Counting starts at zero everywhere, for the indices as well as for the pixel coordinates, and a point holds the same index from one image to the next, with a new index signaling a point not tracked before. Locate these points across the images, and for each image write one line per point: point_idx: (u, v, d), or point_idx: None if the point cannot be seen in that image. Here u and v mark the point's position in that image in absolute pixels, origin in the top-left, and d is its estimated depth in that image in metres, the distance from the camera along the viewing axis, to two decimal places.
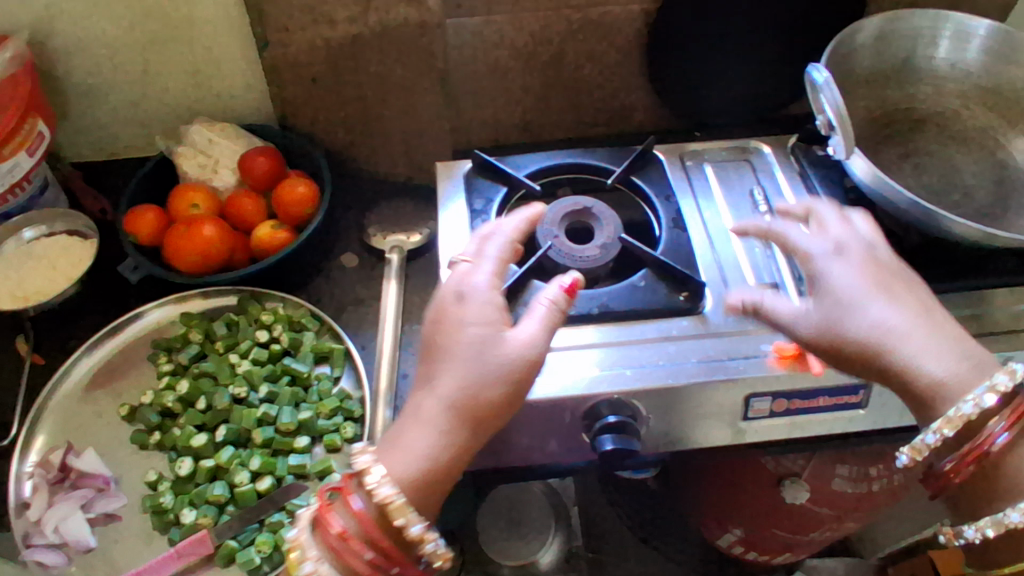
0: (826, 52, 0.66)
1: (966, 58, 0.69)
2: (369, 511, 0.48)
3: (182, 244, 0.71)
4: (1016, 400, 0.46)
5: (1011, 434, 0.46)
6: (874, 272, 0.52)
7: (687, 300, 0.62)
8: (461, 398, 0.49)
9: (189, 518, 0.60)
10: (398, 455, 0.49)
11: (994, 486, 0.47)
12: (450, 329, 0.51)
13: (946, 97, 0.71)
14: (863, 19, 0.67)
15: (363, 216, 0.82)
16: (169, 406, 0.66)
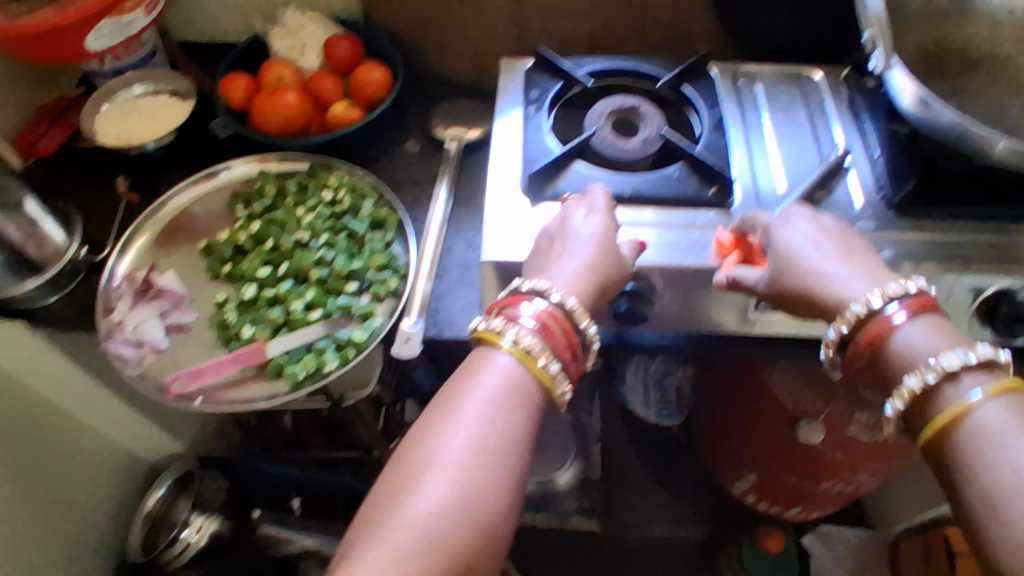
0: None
1: None
2: (561, 312, 0.54)
3: (267, 107, 0.79)
4: (916, 296, 0.52)
5: (908, 314, 0.51)
6: (819, 226, 0.58)
7: (716, 194, 0.65)
8: (602, 269, 0.57)
9: (248, 333, 0.69)
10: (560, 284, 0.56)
11: (893, 365, 0.52)
12: (578, 223, 0.60)
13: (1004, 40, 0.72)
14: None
15: (429, 110, 0.89)
16: (242, 242, 0.75)
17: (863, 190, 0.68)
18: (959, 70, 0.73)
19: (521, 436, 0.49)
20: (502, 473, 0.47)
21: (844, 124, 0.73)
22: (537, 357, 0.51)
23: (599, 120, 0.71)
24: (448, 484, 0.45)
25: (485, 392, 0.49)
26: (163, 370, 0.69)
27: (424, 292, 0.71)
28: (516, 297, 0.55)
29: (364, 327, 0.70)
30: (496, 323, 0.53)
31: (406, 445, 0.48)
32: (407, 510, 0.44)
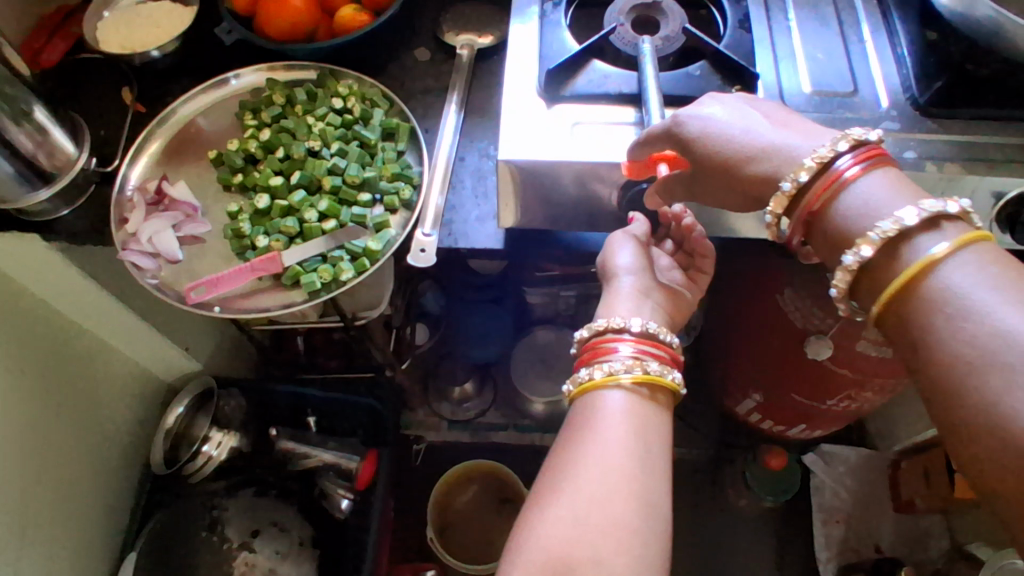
0: None
1: None
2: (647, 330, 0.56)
3: (274, 10, 0.76)
4: (857, 147, 0.50)
5: (856, 168, 0.50)
6: (737, 104, 0.57)
7: (739, 93, 0.64)
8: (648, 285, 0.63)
9: (263, 243, 0.69)
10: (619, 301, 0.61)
11: (848, 227, 0.50)
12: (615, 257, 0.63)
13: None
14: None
15: (439, 14, 0.85)
16: (253, 152, 0.73)
17: (889, 93, 0.65)
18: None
19: (653, 461, 0.48)
20: (634, 495, 0.46)
21: (874, 24, 0.70)
22: (648, 374, 0.52)
23: (621, 16, 0.68)
24: (574, 506, 0.45)
25: (612, 416, 0.50)
26: (181, 281, 0.70)
27: (437, 205, 0.70)
28: (602, 342, 0.55)
29: (379, 238, 0.69)
30: (588, 372, 0.54)
31: (539, 477, 0.49)
32: (537, 533, 0.45)
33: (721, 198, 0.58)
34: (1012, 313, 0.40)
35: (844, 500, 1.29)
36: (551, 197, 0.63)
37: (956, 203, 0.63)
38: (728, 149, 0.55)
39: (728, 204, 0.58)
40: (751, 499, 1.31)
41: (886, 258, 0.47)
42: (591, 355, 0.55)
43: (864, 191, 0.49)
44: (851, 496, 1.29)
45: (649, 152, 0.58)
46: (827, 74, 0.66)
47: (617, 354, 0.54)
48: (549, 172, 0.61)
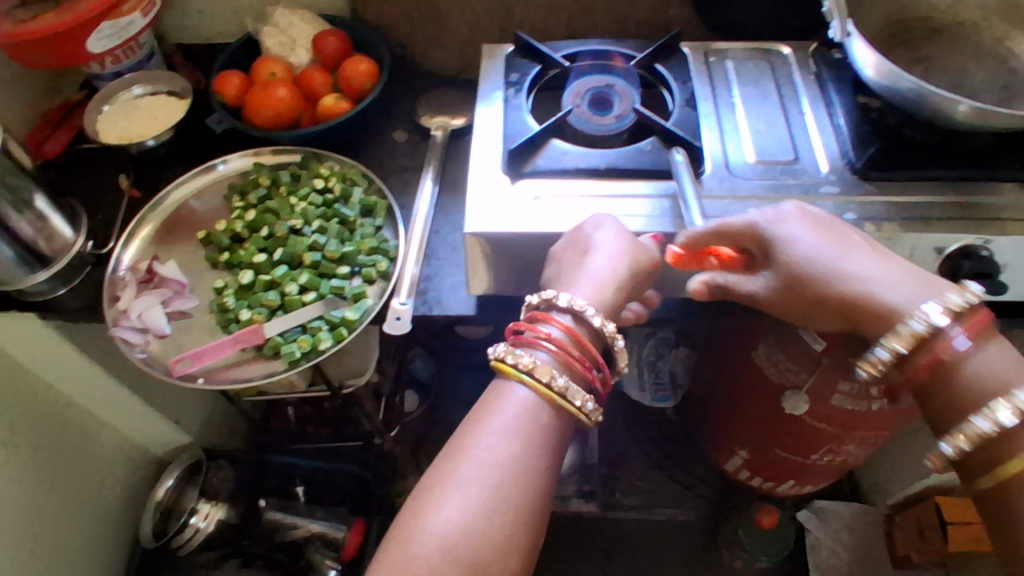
0: None
1: None
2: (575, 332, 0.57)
3: (260, 101, 0.82)
4: (975, 311, 0.52)
5: (971, 337, 0.51)
6: (826, 226, 0.57)
7: (688, 165, 0.69)
8: (635, 275, 0.60)
9: (246, 316, 0.72)
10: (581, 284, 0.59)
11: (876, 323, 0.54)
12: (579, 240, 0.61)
13: (964, 10, 0.75)
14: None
15: (416, 99, 0.92)
16: (238, 232, 0.78)
17: (829, 159, 0.70)
18: (920, 38, 0.76)
19: (529, 473, 0.52)
20: (512, 503, 0.50)
21: (813, 98, 0.75)
22: (556, 383, 0.55)
23: (578, 98, 0.74)
24: (451, 524, 0.49)
25: (498, 429, 0.53)
26: (168, 355, 0.73)
27: (412, 274, 0.74)
28: (537, 324, 0.58)
29: (356, 308, 0.73)
30: (524, 359, 0.55)
31: (418, 486, 0.52)
32: (409, 548, 0.48)
33: (789, 314, 0.58)
34: None
35: (841, 558, 1.28)
36: (516, 264, 0.68)
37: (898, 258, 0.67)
38: (835, 281, 0.54)
39: (789, 316, 0.58)
40: (747, 560, 1.30)
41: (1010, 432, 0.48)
42: (524, 339, 0.58)
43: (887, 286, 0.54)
44: (847, 553, 1.28)
45: (711, 242, 0.59)
46: (767, 145, 0.71)
47: (542, 348, 0.57)
48: (513, 242, 0.65)
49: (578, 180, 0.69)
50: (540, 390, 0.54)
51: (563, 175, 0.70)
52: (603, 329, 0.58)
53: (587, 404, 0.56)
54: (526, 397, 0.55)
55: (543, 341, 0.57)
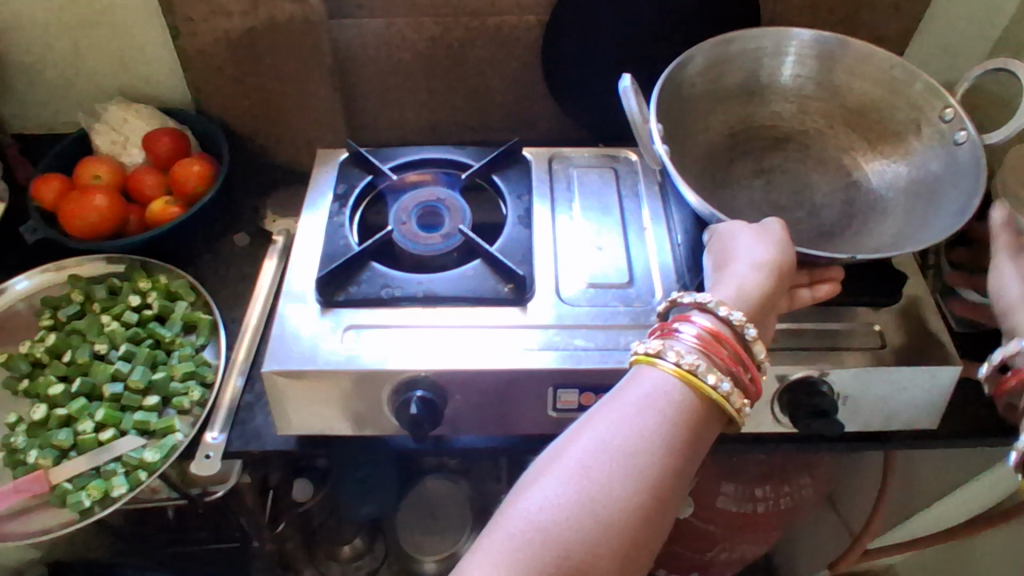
0: (661, 83, 0.66)
1: (809, 76, 0.71)
2: (721, 324, 0.50)
3: (74, 209, 0.76)
4: None
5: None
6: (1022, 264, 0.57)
7: (512, 292, 0.65)
8: (781, 269, 0.54)
9: (32, 458, 0.66)
10: (732, 287, 0.53)
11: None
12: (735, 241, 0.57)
13: (809, 118, 0.72)
14: (692, 51, 0.68)
15: (262, 199, 0.86)
16: (38, 357, 0.71)
17: (665, 279, 0.66)
18: (762, 148, 0.71)
19: (664, 452, 0.43)
20: (639, 485, 0.42)
21: (655, 208, 0.72)
22: (701, 377, 0.47)
23: (405, 215, 0.70)
24: (569, 478, 0.42)
25: (631, 402, 0.45)
26: None
27: (235, 385, 0.70)
28: (672, 320, 0.51)
29: (160, 446, 0.66)
30: (658, 344, 0.48)
31: (531, 463, 0.45)
32: (516, 502, 0.42)
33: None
34: None
35: None
36: (323, 404, 0.62)
37: None
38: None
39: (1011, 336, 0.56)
40: None
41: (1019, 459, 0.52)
42: (660, 330, 0.51)
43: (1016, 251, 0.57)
44: None
45: None
46: (602, 265, 0.67)
47: (682, 335, 0.49)
48: (314, 383, 0.60)
49: (395, 309, 0.65)
50: (678, 373, 0.47)
51: (380, 305, 0.65)
52: (728, 319, 0.50)
53: (725, 387, 0.47)
54: (668, 385, 0.47)
55: (678, 332, 0.50)
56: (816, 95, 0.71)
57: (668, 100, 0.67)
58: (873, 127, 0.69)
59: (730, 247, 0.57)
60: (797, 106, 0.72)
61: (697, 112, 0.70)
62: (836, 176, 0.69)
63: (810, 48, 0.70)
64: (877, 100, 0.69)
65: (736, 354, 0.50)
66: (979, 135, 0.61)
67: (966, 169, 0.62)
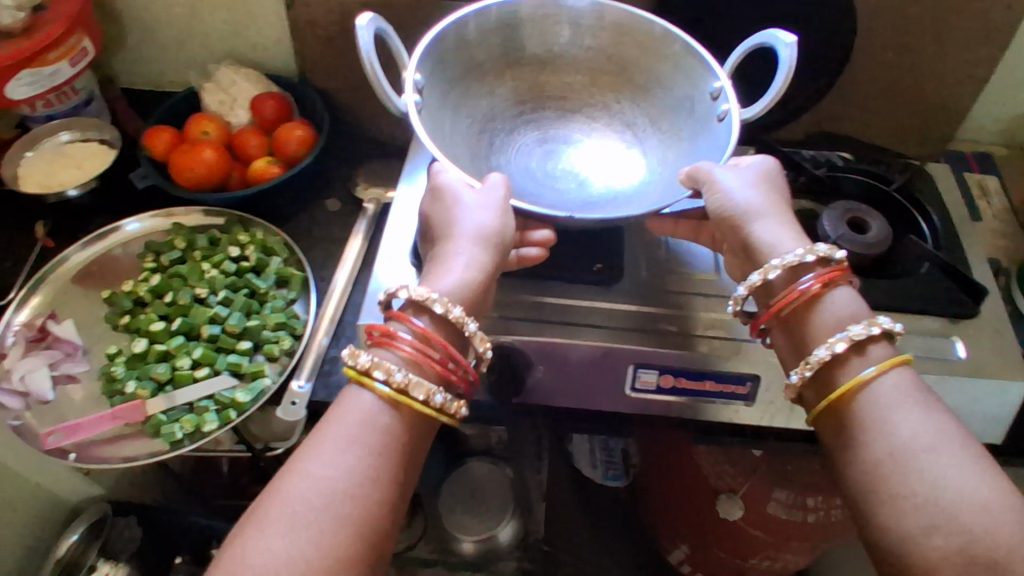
0: (434, 41, 0.66)
1: (607, 48, 0.73)
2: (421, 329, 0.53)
3: (185, 160, 0.80)
4: (826, 267, 0.55)
5: (818, 283, 0.54)
6: (757, 174, 0.62)
7: (601, 271, 0.66)
8: (489, 244, 0.58)
9: (130, 388, 0.69)
10: (442, 279, 0.56)
11: (781, 187, 0.63)
12: (448, 206, 0.59)
13: (596, 90, 0.73)
14: (483, 14, 0.70)
15: (354, 168, 0.89)
16: (142, 295, 0.75)
17: None
18: (549, 114, 0.73)
19: (341, 498, 0.46)
20: (347, 530, 0.45)
21: None
22: (418, 389, 0.51)
23: None
24: (297, 527, 0.44)
25: (331, 443, 0.48)
26: (46, 421, 0.68)
27: (320, 345, 0.72)
28: (389, 328, 0.54)
29: (250, 388, 0.69)
30: (366, 359, 0.51)
31: (248, 514, 0.46)
32: (246, 551, 0.43)
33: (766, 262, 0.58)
34: (912, 429, 0.47)
35: None
36: None
37: None
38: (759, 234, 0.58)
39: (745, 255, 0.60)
40: None
41: (820, 368, 0.52)
42: (379, 337, 0.54)
43: (726, 169, 0.61)
44: None
45: None
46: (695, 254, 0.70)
47: (400, 344, 0.52)
48: None
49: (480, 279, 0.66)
50: (389, 394, 0.50)
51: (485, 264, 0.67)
52: (447, 314, 0.53)
53: (436, 399, 0.51)
54: (377, 404, 0.51)
55: (398, 340, 0.53)
56: (606, 67, 0.73)
57: (450, 59, 0.69)
58: (657, 100, 0.72)
59: (451, 218, 0.59)
60: (588, 77, 0.74)
61: (500, 78, 0.72)
62: (581, 140, 0.71)
63: (596, 16, 0.72)
64: (664, 78, 0.71)
65: (441, 356, 0.53)
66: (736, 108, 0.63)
67: (722, 141, 0.64)
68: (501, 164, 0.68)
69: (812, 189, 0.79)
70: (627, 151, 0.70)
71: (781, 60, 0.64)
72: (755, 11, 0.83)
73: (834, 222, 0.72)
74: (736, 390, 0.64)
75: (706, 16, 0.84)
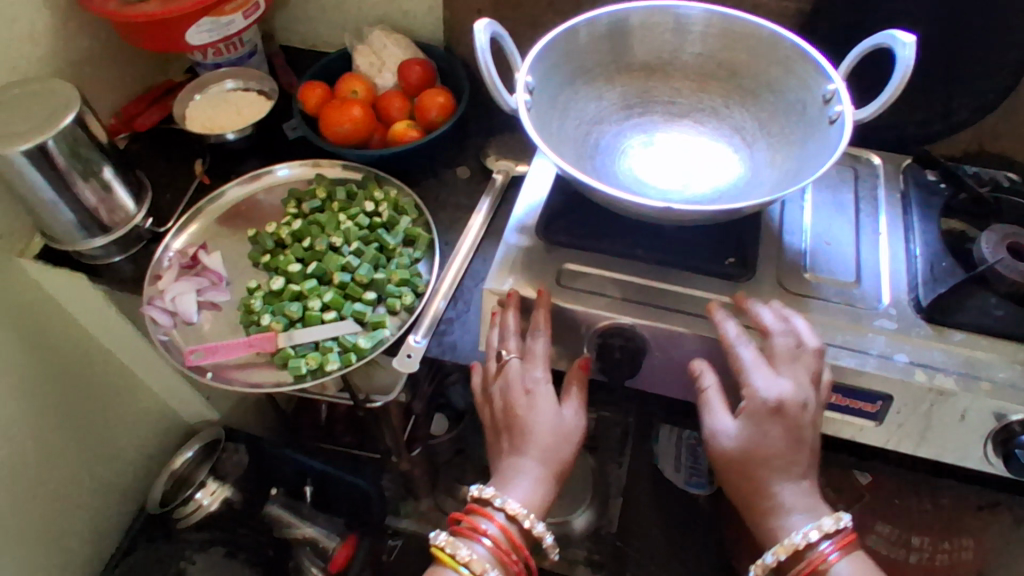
0: (546, 41, 0.67)
1: (728, 57, 0.70)
2: (509, 529, 0.59)
3: (335, 116, 0.84)
4: (841, 533, 0.56)
5: (837, 551, 0.55)
6: (768, 424, 0.56)
7: (733, 266, 0.64)
8: (561, 466, 0.60)
9: (265, 321, 0.74)
10: (517, 489, 0.59)
11: (781, 456, 0.55)
12: (527, 411, 0.60)
13: (706, 95, 0.71)
14: (592, 19, 0.69)
15: (486, 140, 0.91)
16: (283, 238, 0.80)
17: (894, 285, 0.65)
18: (657, 117, 0.71)
19: None
20: None
21: (892, 217, 0.71)
22: None
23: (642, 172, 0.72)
24: None
25: None
26: (188, 341, 0.75)
27: (437, 308, 0.73)
28: (477, 518, 0.60)
29: (371, 336, 0.73)
30: (465, 553, 0.58)
31: None
32: None
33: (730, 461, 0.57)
34: None
35: None
36: None
37: (946, 419, 0.60)
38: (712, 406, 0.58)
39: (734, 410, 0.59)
40: None
41: None
42: (465, 529, 0.60)
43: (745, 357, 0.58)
44: None
45: None
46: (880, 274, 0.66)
47: (485, 538, 0.59)
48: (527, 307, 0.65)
49: (601, 259, 0.66)
50: None
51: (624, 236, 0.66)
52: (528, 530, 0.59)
53: None
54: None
55: (480, 535, 0.59)
56: (714, 74, 0.71)
57: (560, 61, 0.68)
58: (769, 105, 0.68)
59: (531, 426, 0.60)
60: (695, 84, 0.71)
61: (606, 79, 0.71)
62: (686, 143, 0.69)
63: (707, 24, 0.70)
64: (787, 89, 0.68)
65: (522, 552, 0.60)
66: (850, 113, 0.60)
67: (832, 145, 0.61)
68: (603, 165, 0.67)
69: (971, 209, 0.73)
70: (733, 158, 0.67)
71: (899, 60, 0.62)
72: (927, 14, 0.78)
73: (993, 246, 0.67)
74: (864, 407, 0.61)
75: (869, 16, 0.80)
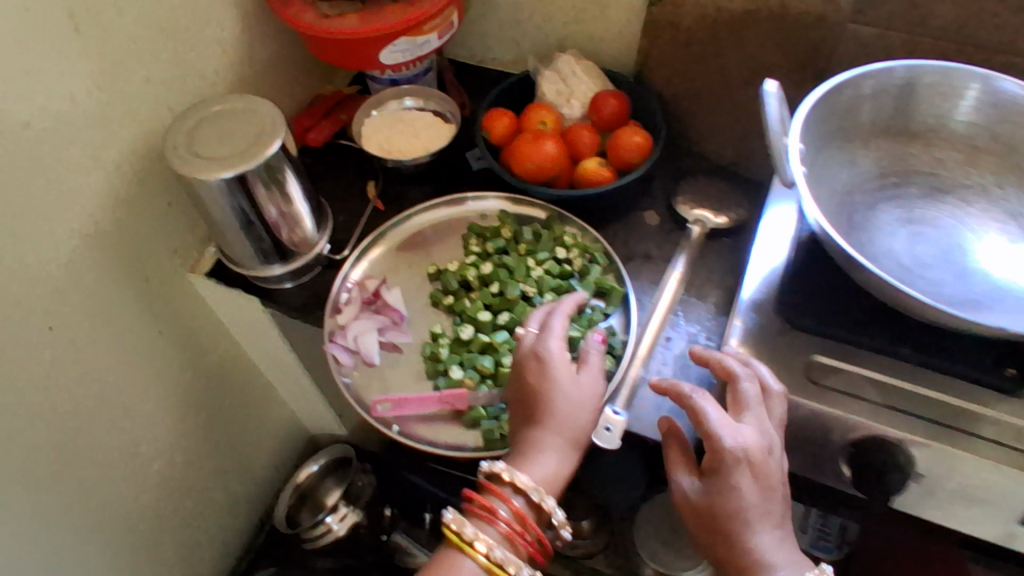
0: (811, 100, 0.60)
1: (1008, 130, 0.61)
2: (525, 508, 0.57)
3: (526, 151, 0.78)
4: None
5: None
6: (736, 480, 0.52)
7: (1012, 378, 0.54)
8: (577, 437, 0.59)
9: (457, 374, 0.70)
10: (545, 474, 0.58)
11: (753, 508, 0.52)
12: (552, 393, 0.59)
13: (975, 170, 0.62)
14: (861, 76, 0.61)
15: (674, 183, 0.85)
16: (470, 279, 0.75)
17: None
18: (917, 193, 0.63)
19: None
20: None
21: None
22: (511, 565, 0.55)
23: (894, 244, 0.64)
24: None
25: None
26: (371, 387, 0.71)
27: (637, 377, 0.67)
28: (490, 495, 0.57)
29: None
30: (470, 531, 0.56)
31: None
32: None
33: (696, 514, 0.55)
34: None
35: None
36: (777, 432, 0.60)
37: None
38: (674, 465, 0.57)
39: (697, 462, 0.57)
40: None
41: None
42: (478, 507, 0.57)
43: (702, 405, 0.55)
44: None
45: None
46: None
47: (500, 517, 0.56)
48: None
49: (849, 350, 0.58)
50: (487, 565, 0.55)
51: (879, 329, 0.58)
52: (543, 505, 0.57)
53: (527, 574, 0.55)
54: (475, 573, 0.55)
55: (495, 517, 0.57)
56: (986, 147, 0.62)
57: (821, 122, 0.61)
58: None
59: (561, 409, 0.59)
60: (963, 155, 0.63)
61: (862, 143, 0.64)
62: (953, 226, 0.60)
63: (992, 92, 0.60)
64: None
65: (537, 534, 0.57)
66: None
67: None
68: (862, 245, 0.59)
69: None
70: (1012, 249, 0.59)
71: None
72: None
73: None
74: None
75: None
